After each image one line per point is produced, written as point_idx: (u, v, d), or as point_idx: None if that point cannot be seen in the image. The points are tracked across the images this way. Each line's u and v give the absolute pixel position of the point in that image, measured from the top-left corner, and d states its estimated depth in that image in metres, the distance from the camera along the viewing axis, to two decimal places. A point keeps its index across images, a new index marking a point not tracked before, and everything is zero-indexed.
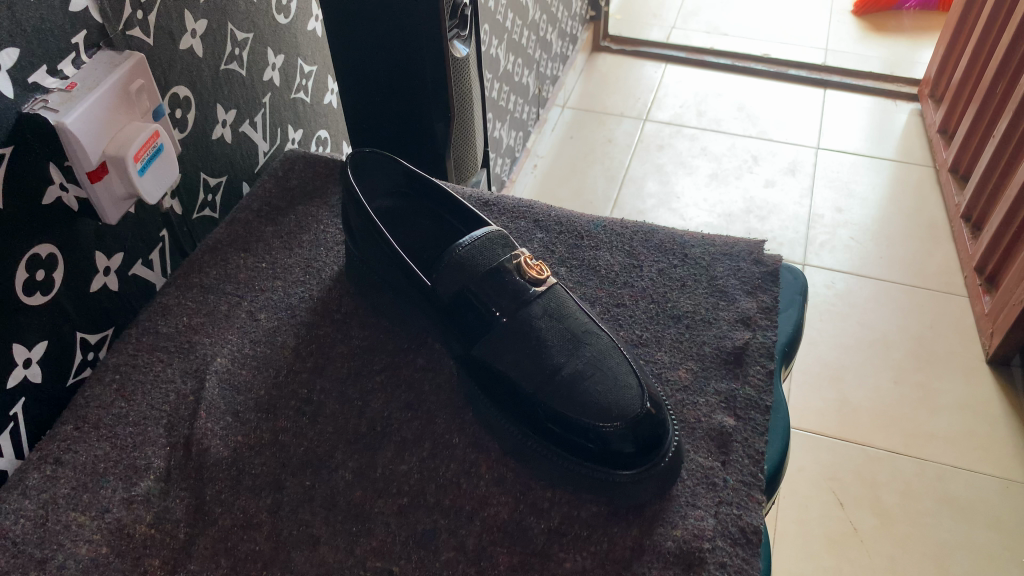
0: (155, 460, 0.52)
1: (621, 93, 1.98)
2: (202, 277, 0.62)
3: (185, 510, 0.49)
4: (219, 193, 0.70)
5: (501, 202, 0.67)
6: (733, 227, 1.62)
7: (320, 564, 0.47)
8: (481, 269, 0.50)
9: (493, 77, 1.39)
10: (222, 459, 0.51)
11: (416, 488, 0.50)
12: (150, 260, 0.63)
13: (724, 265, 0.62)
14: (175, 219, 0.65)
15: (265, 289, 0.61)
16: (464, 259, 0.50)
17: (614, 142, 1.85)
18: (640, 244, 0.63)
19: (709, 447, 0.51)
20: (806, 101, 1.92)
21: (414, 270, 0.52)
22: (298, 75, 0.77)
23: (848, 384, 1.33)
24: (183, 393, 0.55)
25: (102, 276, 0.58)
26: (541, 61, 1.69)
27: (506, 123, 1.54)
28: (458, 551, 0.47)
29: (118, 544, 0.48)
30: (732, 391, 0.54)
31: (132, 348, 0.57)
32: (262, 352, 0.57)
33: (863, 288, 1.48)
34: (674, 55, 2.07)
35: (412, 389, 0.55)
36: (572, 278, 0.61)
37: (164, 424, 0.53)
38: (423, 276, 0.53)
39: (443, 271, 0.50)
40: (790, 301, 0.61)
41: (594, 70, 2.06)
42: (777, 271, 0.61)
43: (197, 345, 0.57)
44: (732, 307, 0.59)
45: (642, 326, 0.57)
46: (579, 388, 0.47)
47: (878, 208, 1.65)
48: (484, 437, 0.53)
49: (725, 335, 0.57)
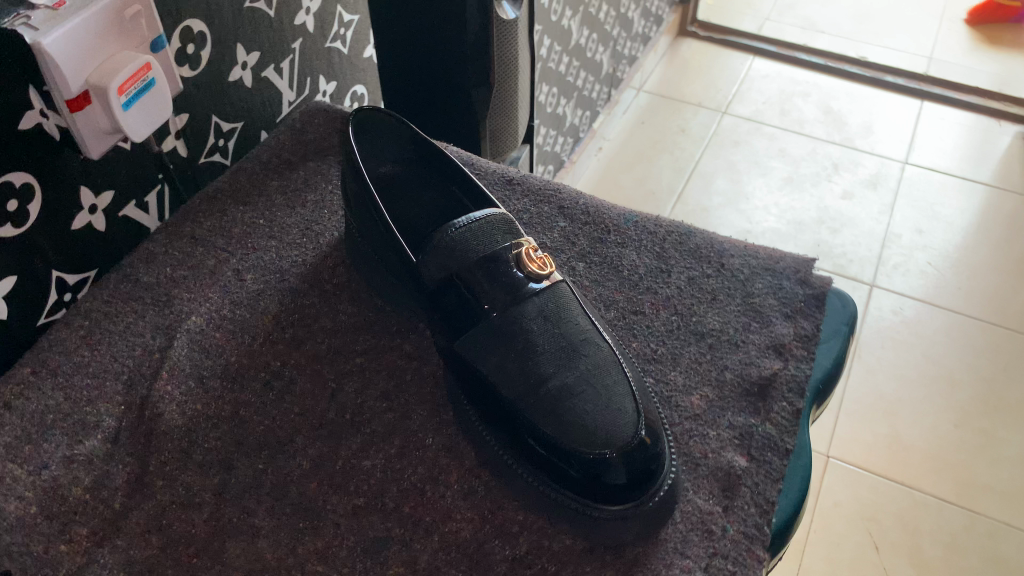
0: (106, 418, 0.48)
1: (702, 82, 1.88)
2: (194, 227, 0.57)
3: (126, 478, 0.45)
4: (232, 139, 0.66)
5: (527, 181, 0.61)
6: (802, 238, 1.52)
7: (256, 559, 0.42)
8: (474, 256, 0.44)
9: (561, 51, 1.32)
10: (175, 427, 0.47)
11: (375, 489, 0.45)
12: (145, 202, 0.59)
13: (764, 282, 0.54)
14: (179, 161, 0.61)
15: (258, 247, 0.57)
16: (457, 243, 0.44)
17: (687, 132, 1.76)
18: (673, 246, 0.56)
19: (712, 488, 0.45)
20: (899, 111, 1.79)
21: (403, 245, 0.47)
22: (335, 24, 0.72)
23: (902, 420, 1.24)
24: (149, 349, 0.51)
25: (87, 213, 0.54)
26: (619, 39, 1.61)
27: (571, 100, 1.47)
28: (408, 567, 0.42)
29: (49, 506, 0.44)
30: (749, 428, 0.47)
31: (108, 295, 0.54)
32: (240, 316, 0.53)
33: (934, 319, 1.37)
34: (763, 48, 1.95)
35: (392, 377, 0.50)
36: (589, 277, 0.54)
37: (123, 381, 0.49)
38: (412, 253, 0.48)
39: (430, 253, 0.44)
40: (834, 330, 0.53)
41: (677, 56, 1.97)
42: (823, 296, 0.54)
43: (174, 300, 0.53)
44: (766, 330, 0.52)
45: (658, 340, 0.51)
46: (566, 406, 0.41)
47: (963, 235, 1.52)
48: (460, 442, 0.47)
49: (752, 363, 0.50)
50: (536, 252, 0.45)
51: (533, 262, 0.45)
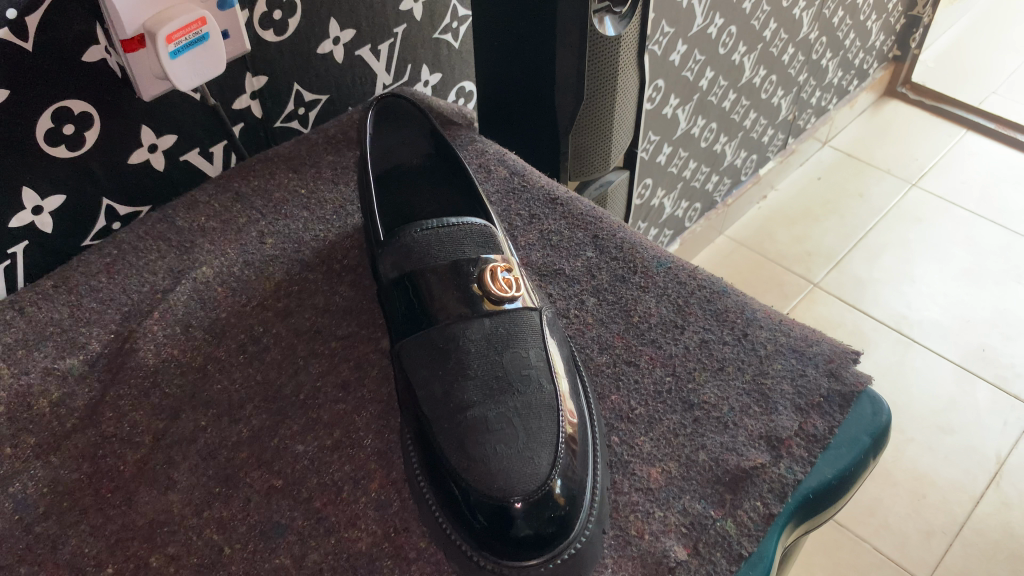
0: (93, 342, 0.50)
1: (898, 148, 1.72)
2: (241, 185, 0.59)
3: (85, 402, 0.47)
4: (315, 109, 0.67)
5: (571, 203, 0.58)
6: (966, 338, 1.35)
7: (161, 510, 0.43)
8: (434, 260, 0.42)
9: (728, 87, 1.26)
10: (146, 366, 0.49)
11: (297, 475, 0.44)
12: (209, 152, 0.62)
13: (784, 363, 0.48)
14: (251, 120, 0.63)
15: (289, 216, 0.58)
16: (417, 242, 0.43)
17: (866, 197, 1.61)
18: (698, 302, 0.51)
19: (635, 574, 0.39)
20: None
21: (375, 224, 0.45)
22: (447, 16, 0.72)
23: None
24: (155, 288, 0.53)
25: (146, 152, 0.57)
26: (806, 85, 1.50)
27: (734, 139, 1.40)
28: (293, 561, 0.40)
29: (14, 409, 0.47)
30: (705, 519, 0.42)
31: (143, 230, 0.56)
32: (246, 276, 0.54)
33: None
34: (980, 124, 1.76)
35: (358, 368, 0.49)
36: (596, 315, 0.50)
37: (123, 311, 0.52)
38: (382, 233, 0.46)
39: (389, 247, 0.43)
40: (852, 437, 0.45)
41: (877, 116, 1.82)
42: (848, 396, 0.46)
43: (195, 248, 0.55)
44: (766, 418, 0.45)
45: (641, 398, 0.46)
46: (478, 439, 0.38)
47: None
48: (396, 450, 0.45)
49: (735, 449, 0.44)
50: (505, 272, 0.43)
51: (494, 278, 0.42)
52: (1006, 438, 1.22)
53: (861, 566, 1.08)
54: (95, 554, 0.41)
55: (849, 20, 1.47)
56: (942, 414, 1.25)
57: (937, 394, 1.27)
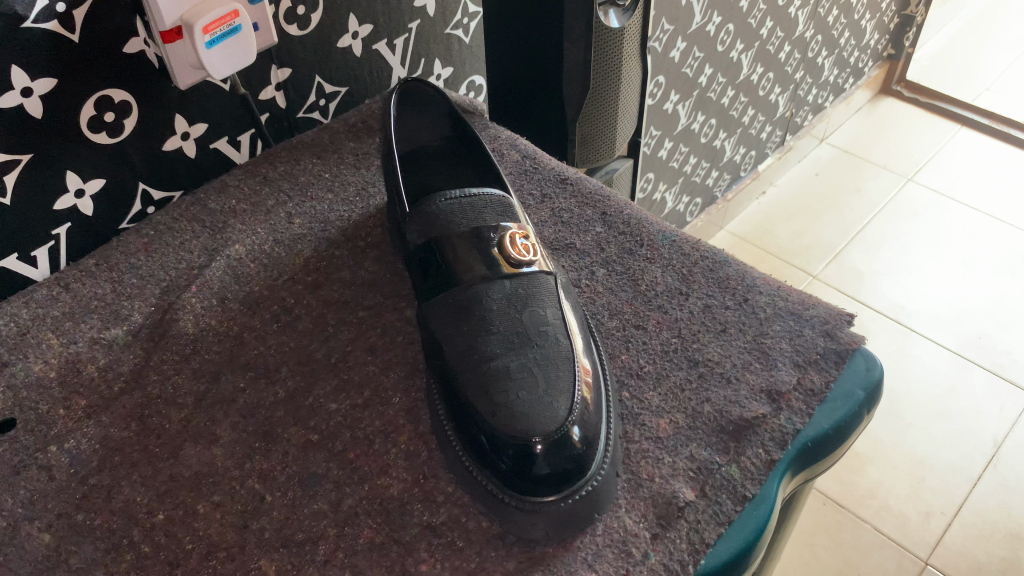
0: (135, 314, 0.53)
1: (894, 144, 1.76)
2: (269, 170, 0.63)
3: (131, 368, 0.51)
4: (335, 101, 0.71)
5: (580, 184, 0.61)
6: (963, 328, 1.38)
7: (205, 463, 0.46)
8: None
9: (726, 83, 1.30)
10: (185, 334, 0.52)
11: (331, 430, 0.47)
12: (236, 141, 0.65)
13: (784, 325, 0.51)
14: (276, 111, 0.67)
15: (314, 197, 0.61)
16: (442, 211, 0.47)
17: (863, 192, 1.65)
18: (701, 270, 0.54)
19: (647, 513, 0.43)
20: None
21: (402, 199, 0.49)
22: (458, 12, 0.76)
23: None
24: (191, 265, 0.56)
25: (179, 139, 0.61)
26: (803, 82, 1.54)
27: (733, 136, 1.44)
28: (330, 506, 0.44)
29: (65, 375, 0.50)
30: (711, 465, 0.45)
31: (178, 212, 0.60)
32: (277, 253, 0.57)
33: None
34: (974, 119, 1.79)
35: (386, 334, 0.52)
36: (606, 284, 0.54)
37: (162, 286, 0.55)
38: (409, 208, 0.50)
39: (416, 216, 0.47)
40: (847, 392, 0.49)
41: (873, 113, 1.86)
42: (843, 354, 0.50)
43: (228, 228, 0.59)
44: (766, 373, 0.49)
45: (649, 357, 0.50)
46: (501, 387, 0.41)
47: None
48: (422, 407, 0.48)
49: (737, 402, 0.47)
50: (521, 239, 0.46)
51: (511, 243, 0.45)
52: (1003, 422, 1.25)
53: (862, 546, 1.11)
54: (146, 502, 0.44)
55: (844, 19, 1.51)
56: (940, 399, 1.28)
57: (934, 381, 1.31)
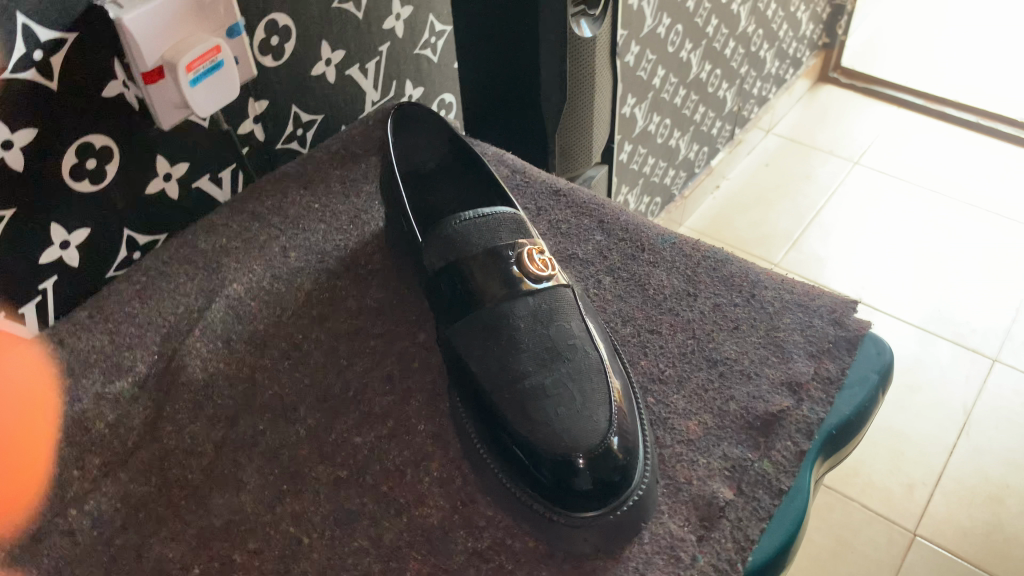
0: (139, 364, 0.52)
1: (836, 130, 1.81)
2: (256, 206, 0.62)
3: (143, 420, 0.49)
4: (312, 130, 0.70)
5: (573, 194, 0.61)
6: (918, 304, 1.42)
7: (235, 510, 0.44)
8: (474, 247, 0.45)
9: (678, 83, 1.32)
10: (195, 380, 0.51)
11: (360, 464, 0.46)
12: (219, 178, 0.64)
13: (794, 317, 0.52)
14: (255, 144, 0.66)
15: (307, 229, 0.60)
16: (458, 233, 0.47)
17: (812, 179, 1.69)
18: (705, 270, 0.55)
19: (689, 515, 0.43)
20: None
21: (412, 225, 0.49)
22: (426, 32, 0.76)
23: (1008, 509, 1.14)
24: (190, 308, 0.55)
25: (162, 181, 0.59)
26: (747, 77, 1.58)
27: (687, 134, 1.46)
28: (371, 542, 0.43)
29: (74, 434, 0.48)
30: (744, 461, 0.45)
31: (167, 256, 0.58)
32: (277, 289, 0.56)
33: None
34: (909, 100, 1.85)
35: (401, 362, 0.52)
36: (615, 291, 0.54)
37: (163, 333, 0.54)
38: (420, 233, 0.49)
39: (432, 239, 0.47)
40: (863, 377, 0.50)
41: (813, 102, 1.90)
42: (855, 340, 0.51)
43: (223, 268, 0.57)
44: (784, 366, 0.50)
45: (668, 360, 0.50)
46: (538, 405, 0.41)
47: None
48: (449, 432, 0.48)
49: (760, 397, 0.48)
50: (537, 254, 0.46)
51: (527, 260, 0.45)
52: (971, 389, 1.29)
53: (853, 524, 1.13)
54: (180, 558, 0.42)
55: (781, 12, 1.55)
56: (908, 373, 1.32)
57: (901, 355, 1.35)
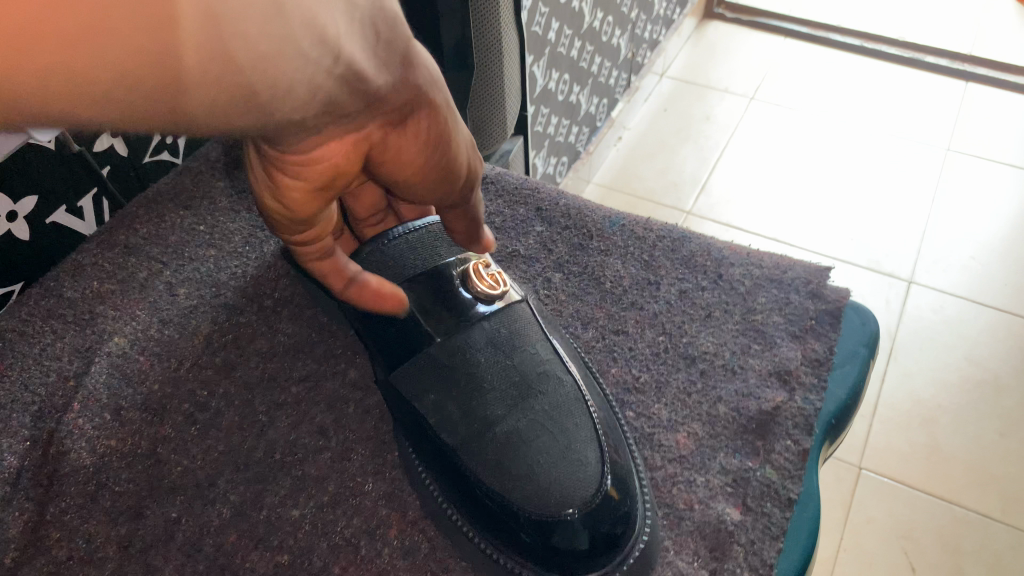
0: (8, 457, 0.42)
1: (728, 67, 1.75)
2: (129, 235, 0.52)
3: (22, 529, 0.39)
4: (183, 135, 0.60)
5: (501, 180, 0.54)
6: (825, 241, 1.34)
7: None
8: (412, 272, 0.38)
9: (571, 35, 1.24)
10: (81, 468, 0.41)
11: (302, 544, 0.39)
12: (78, 207, 0.53)
13: (768, 294, 0.47)
14: (117, 160, 0.55)
15: (195, 258, 0.51)
16: (388, 257, 0.40)
17: (711, 120, 1.63)
18: (663, 253, 0.49)
19: (697, 548, 0.37)
20: (939, 94, 1.61)
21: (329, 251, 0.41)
22: None
23: (945, 425, 0.97)
24: (64, 375, 0.45)
25: (4, 222, 0.48)
26: (638, 21, 1.51)
27: (585, 88, 1.39)
28: None
29: None
30: (745, 472, 0.40)
31: (26, 312, 0.48)
32: (168, 336, 0.47)
33: (978, 320, 1.18)
34: (795, 30, 1.81)
35: (333, 409, 0.44)
36: (567, 289, 0.48)
37: (32, 412, 0.44)
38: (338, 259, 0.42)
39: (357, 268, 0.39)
40: (852, 352, 0.45)
41: (701, 40, 1.84)
42: (837, 311, 0.46)
43: (98, 319, 0.48)
44: (769, 354, 0.44)
45: (641, 365, 0.44)
46: (515, 454, 0.34)
47: (1014, 226, 1.33)
48: (404, 488, 0.41)
49: (751, 394, 0.43)
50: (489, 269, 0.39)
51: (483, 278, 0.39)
52: (892, 314, 1.20)
53: None
54: None
55: None
56: None
57: None
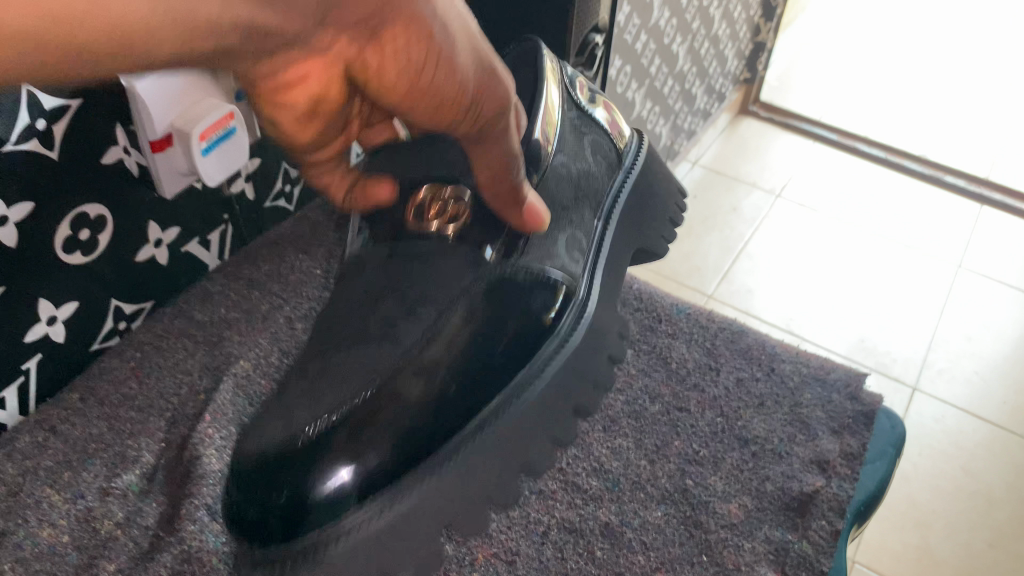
0: (145, 454, 0.49)
1: (759, 163, 1.82)
2: (253, 271, 0.59)
3: (158, 519, 0.46)
4: (298, 186, 0.67)
5: None
6: (830, 340, 1.40)
7: None
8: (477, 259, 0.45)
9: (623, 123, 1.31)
10: (212, 471, 0.47)
11: None
12: (207, 240, 0.60)
13: (813, 392, 0.54)
14: (245, 203, 0.62)
15: (312, 297, 0.58)
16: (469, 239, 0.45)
17: (738, 212, 1.68)
18: (723, 343, 0.57)
19: None
20: (954, 214, 1.69)
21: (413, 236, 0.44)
22: None
23: (936, 532, 1.11)
24: (195, 389, 0.52)
25: (151, 247, 0.55)
26: (680, 112, 1.59)
27: None
28: None
29: (81, 536, 0.45)
30: (785, 543, 0.46)
31: (162, 329, 0.55)
32: (287, 365, 0.54)
33: (976, 432, 1.25)
34: (824, 135, 1.88)
35: None
36: (638, 366, 0.56)
37: (167, 418, 0.50)
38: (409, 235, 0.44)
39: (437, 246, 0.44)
40: (881, 451, 0.52)
41: (735, 133, 1.91)
42: (873, 413, 0.53)
43: (225, 343, 0.54)
44: (811, 444, 0.51)
45: (701, 441, 0.51)
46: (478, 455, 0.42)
47: (1015, 347, 1.39)
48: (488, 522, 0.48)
49: (794, 476, 0.49)
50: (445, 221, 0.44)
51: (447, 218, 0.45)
52: None
53: None
54: None
55: (711, 50, 1.58)
56: None
57: None
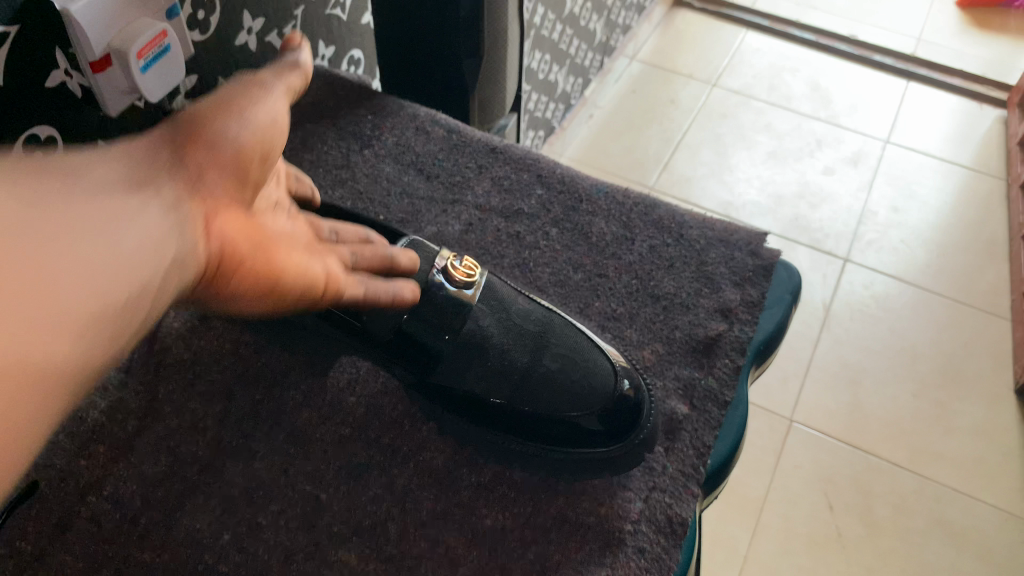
0: None
1: (696, 53, 1.84)
2: None
3: (140, 403, 0.51)
4: None
5: (509, 151, 0.68)
6: (763, 221, 1.47)
7: (255, 478, 0.48)
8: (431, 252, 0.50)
9: (555, 20, 1.32)
10: (180, 360, 0.54)
11: (360, 421, 0.52)
12: None
13: (717, 252, 0.61)
14: None
15: None
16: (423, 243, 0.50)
17: (677, 104, 1.71)
18: (638, 215, 0.64)
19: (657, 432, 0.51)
20: (883, 91, 1.74)
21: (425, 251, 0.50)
22: None
23: (865, 390, 1.17)
24: None
25: None
26: (614, 6, 1.59)
27: (563, 68, 1.46)
28: (385, 489, 0.49)
29: (71, 425, 0.49)
30: (692, 380, 0.54)
31: None
32: None
33: (903, 293, 1.32)
34: (757, 22, 1.91)
35: None
36: (562, 241, 0.62)
37: None
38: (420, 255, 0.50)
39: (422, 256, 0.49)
40: (778, 298, 0.60)
41: (671, 26, 1.92)
42: (770, 266, 0.60)
43: None
44: (715, 295, 0.58)
45: (618, 300, 0.58)
46: None
47: (937, 214, 1.48)
48: None
49: (700, 324, 0.56)
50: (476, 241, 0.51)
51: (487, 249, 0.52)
52: (828, 288, 1.33)
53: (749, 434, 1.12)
54: (208, 528, 0.45)
55: None
56: None
57: None
